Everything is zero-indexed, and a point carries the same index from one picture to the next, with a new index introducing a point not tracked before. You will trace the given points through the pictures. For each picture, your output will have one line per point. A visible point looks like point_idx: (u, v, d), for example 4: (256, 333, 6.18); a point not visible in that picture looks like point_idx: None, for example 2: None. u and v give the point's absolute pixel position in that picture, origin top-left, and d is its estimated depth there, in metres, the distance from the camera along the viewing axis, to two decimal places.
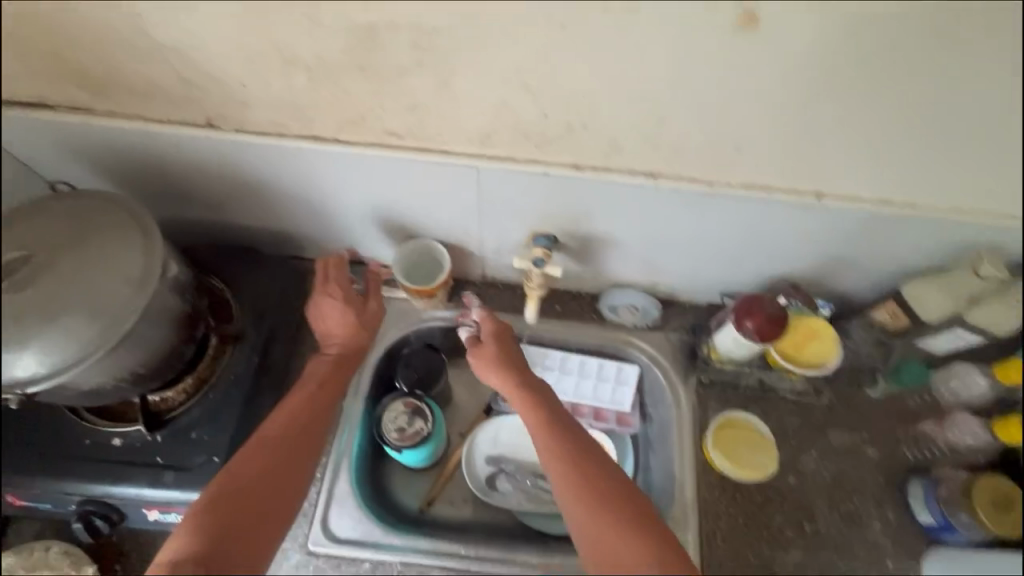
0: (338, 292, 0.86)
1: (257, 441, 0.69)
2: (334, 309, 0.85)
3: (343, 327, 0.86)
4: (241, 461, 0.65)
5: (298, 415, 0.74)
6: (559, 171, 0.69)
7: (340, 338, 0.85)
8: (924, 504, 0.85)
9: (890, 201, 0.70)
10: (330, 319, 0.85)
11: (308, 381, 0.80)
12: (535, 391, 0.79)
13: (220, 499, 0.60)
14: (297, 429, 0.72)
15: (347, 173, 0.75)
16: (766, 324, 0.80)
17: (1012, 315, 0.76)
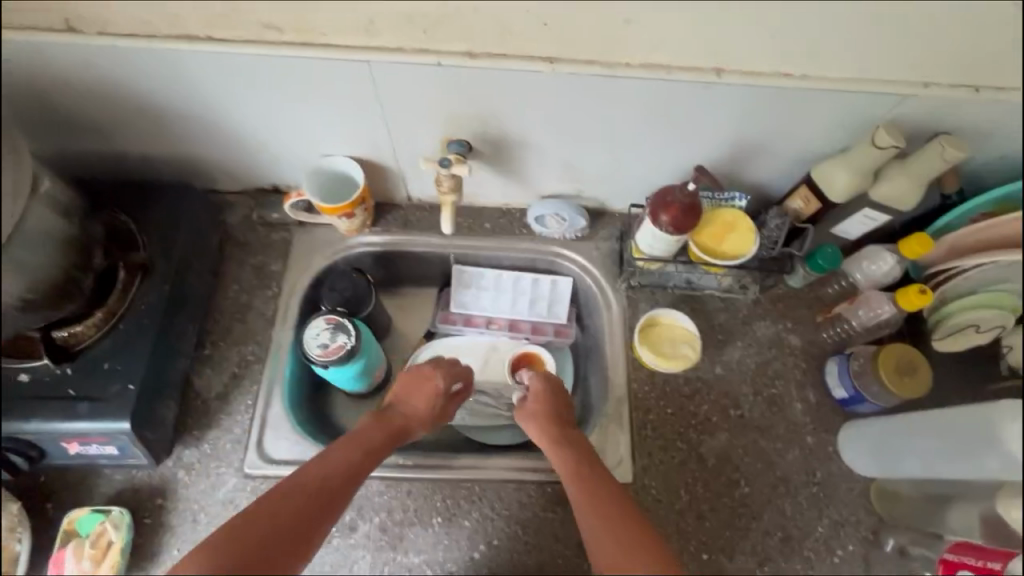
0: (421, 386, 0.86)
1: (272, 499, 0.67)
2: (427, 380, 0.86)
3: (425, 404, 0.84)
4: (293, 482, 0.68)
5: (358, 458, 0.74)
6: (452, 60, 0.68)
7: (411, 419, 0.82)
8: (838, 378, 0.90)
9: (782, 74, 0.71)
10: (416, 393, 0.85)
11: (375, 425, 0.79)
12: (568, 440, 0.81)
13: (269, 522, 0.64)
14: (335, 483, 0.70)
15: (233, 80, 0.72)
16: (681, 216, 0.80)
17: (916, 191, 0.77)
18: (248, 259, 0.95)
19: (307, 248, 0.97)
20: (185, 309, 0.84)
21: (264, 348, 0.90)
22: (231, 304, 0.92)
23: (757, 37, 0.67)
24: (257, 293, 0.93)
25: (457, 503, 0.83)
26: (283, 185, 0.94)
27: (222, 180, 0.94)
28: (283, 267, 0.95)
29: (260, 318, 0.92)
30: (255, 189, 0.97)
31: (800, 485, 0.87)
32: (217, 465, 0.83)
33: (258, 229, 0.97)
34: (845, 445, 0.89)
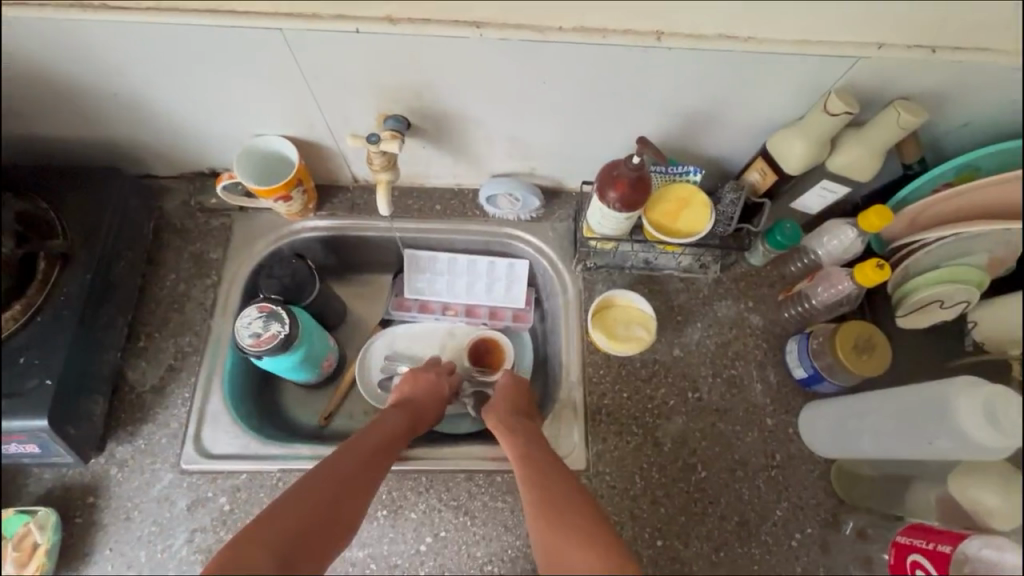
0: (430, 382, 0.85)
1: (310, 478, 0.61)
2: (429, 374, 0.86)
3: (428, 398, 0.83)
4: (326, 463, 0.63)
5: (385, 442, 0.70)
6: (372, 27, 0.63)
7: (423, 411, 0.81)
8: (798, 358, 0.86)
9: (731, 36, 0.67)
10: (421, 387, 0.84)
11: (394, 413, 0.76)
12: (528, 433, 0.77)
13: (315, 499, 0.58)
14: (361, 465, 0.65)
15: (145, 53, 0.67)
16: (630, 191, 0.76)
17: (874, 160, 0.74)
18: (186, 247, 0.91)
19: (249, 234, 0.92)
20: (111, 298, 0.80)
21: (202, 340, 0.86)
22: (167, 293, 0.88)
23: None
24: (194, 281, 0.89)
25: (403, 494, 0.81)
26: (221, 167, 0.90)
27: (155, 165, 0.89)
28: (222, 255, 0.91)
29: (198, 308, 0.88)
30: (192, 174, 0.92)
31: (758, 469, 0.85)
32: (152, 461, 0.80)
33: (196, 216, 0.92)
34: (804, 424, 0.86)
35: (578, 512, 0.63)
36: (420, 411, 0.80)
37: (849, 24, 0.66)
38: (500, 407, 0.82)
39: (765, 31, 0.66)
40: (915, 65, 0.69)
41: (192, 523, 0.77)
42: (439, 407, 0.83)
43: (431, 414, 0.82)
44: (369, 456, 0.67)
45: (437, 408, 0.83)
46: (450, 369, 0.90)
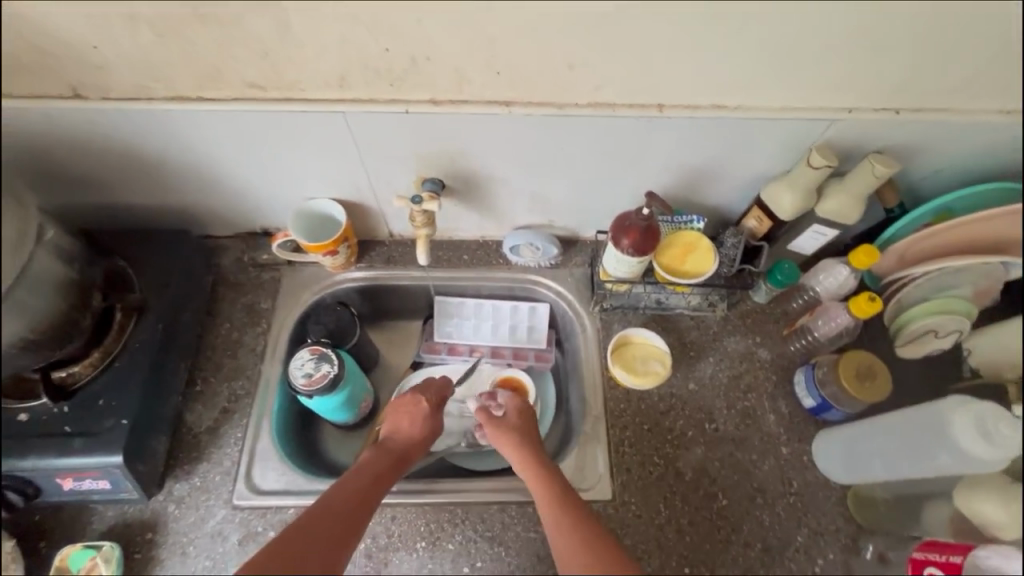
0: (415, 410, 0.90)
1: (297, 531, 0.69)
2: (417, 405, 0.90)
3: (417, 426, 0.89)
4: (317, 510, 0.71)
5: (377, 481, 0.78)
6: (418, 108, 0.74)
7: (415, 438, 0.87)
8: (806, 388, 0.92)
9: (725, 105, 0.77)
10: (407, 417, 0.89)
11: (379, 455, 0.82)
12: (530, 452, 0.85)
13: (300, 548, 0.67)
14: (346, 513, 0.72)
15: (224, 135, 0.79)
16: (641, 238, 0.86)
17: (858, 205, 0.84)
18: (240, 299, 1.00)
19: (296, 286, 1.02)
20: (178, 347, 0.89)
21: (254, 383, 0.94)
22: (222, 341, 0.97)
23: (698, 76, 0.73)
24: (247, 329, 0.98)
25: (441, 526, 0.85)
26: (273, 226, 1.01)
27: (215, 226, 1.00)
28: (272, 305, 1.00)
29: (250, 354, 0.96)
30: (246, 233, 1.03)
31: (776, 496, 0.89)
32: (207, 498, 0.85)
33: (249, 270, 1.02)
34: (817, 452, 0.91)
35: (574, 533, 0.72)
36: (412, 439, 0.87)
37: (828, 94, 0.76)
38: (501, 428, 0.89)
39: (754, 101, 0.77)
40: (885, 124, 0.79)
41: (243, 558, 0.82)
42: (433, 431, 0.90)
43: (424, 439, 0.88)
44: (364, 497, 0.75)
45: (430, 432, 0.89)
46: (443, 388, 0.95)
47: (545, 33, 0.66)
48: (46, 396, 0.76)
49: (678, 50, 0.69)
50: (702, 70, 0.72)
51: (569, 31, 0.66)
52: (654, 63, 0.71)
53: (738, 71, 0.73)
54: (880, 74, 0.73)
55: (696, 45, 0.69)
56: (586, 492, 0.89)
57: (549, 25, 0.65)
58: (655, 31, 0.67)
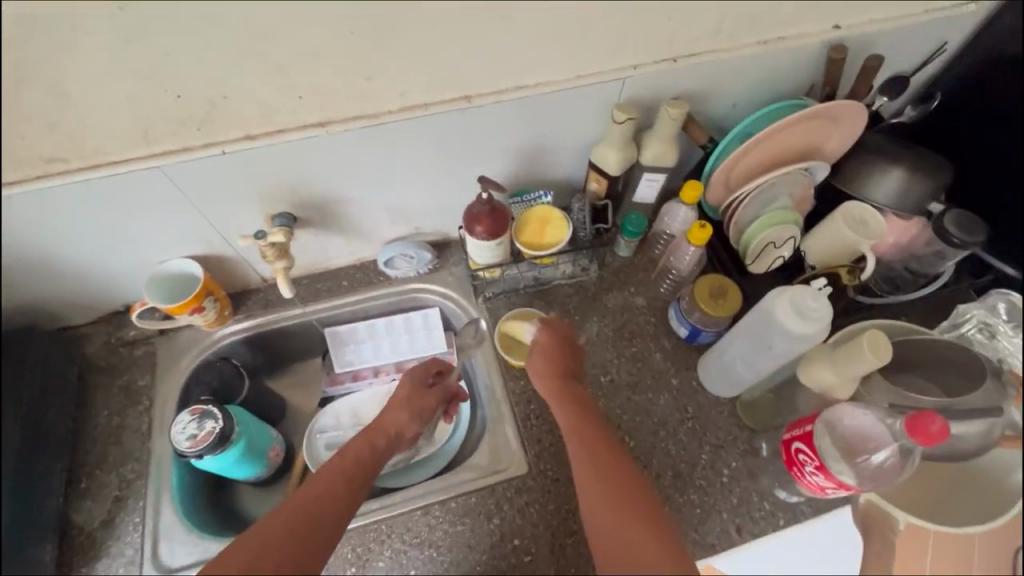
0: (416, 384, 0.92)
1: (301, 495, 0.67)
2: (415, 380, 0.92)
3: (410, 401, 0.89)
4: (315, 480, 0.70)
5: (363, 457, 0.77)
6: (235, 146, 0.75)
7: (407, 412, 0.87)
8: (678, 320, 0.99)
9: (526, 85, 0.84)
10: (403, 394, 0.90)
11: (376, 433, 0.83)
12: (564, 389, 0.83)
13: (299, 507, 0.65)
14: (348, 481, 0.71)
15: (40, 217, 0.76)
16: (492, 221, 0.91)
17: (670, 148, 0.93)
18: (114, 384, 0.96)
19: (173, 355, 0.99)
20: (45, 449, 0.84)
21: (145, 463, 0.90)
22: (102, 430, 0.92)
23: (493, 63, 0.79)
24: (128, 411, 0.94)
25: (368, 547, 0.85)
26: (134, 300, 0.97)
27: (71, 314, 0.96)
28: (152, 379, 0.97)
29: (135, 435, 0.92)
30: (108, 314, 0.99)
31: (677, 424, 0.96)
32: None
33: (119, 351, 0.98)
34: (702, 374, 0.98)
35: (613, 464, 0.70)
36: (404, 411, 0.87)
37: (614, 57, 0.85)
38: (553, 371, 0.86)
39: (554, 76, 0.85)
40: (670, 74, 0.89)
41: None
42: (425, 406, 0.90)
43: (419, 413, 0.89)
44: (354, 472, 0.73)
45: (424, 406, 0.90)
46: (436, 363, 0.97)
47: (331, 49, 0.69)
48: None
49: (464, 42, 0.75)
50: (495, 56, 0.78)
51: (353, 44, 0.70)
52: (448, 59, 0.76)
53: (527, 52, 0.79)
54: (648, 31, 0.82)
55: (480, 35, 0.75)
56: (503, 471, 0.91)
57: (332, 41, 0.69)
58: (437, 27, 0.72)
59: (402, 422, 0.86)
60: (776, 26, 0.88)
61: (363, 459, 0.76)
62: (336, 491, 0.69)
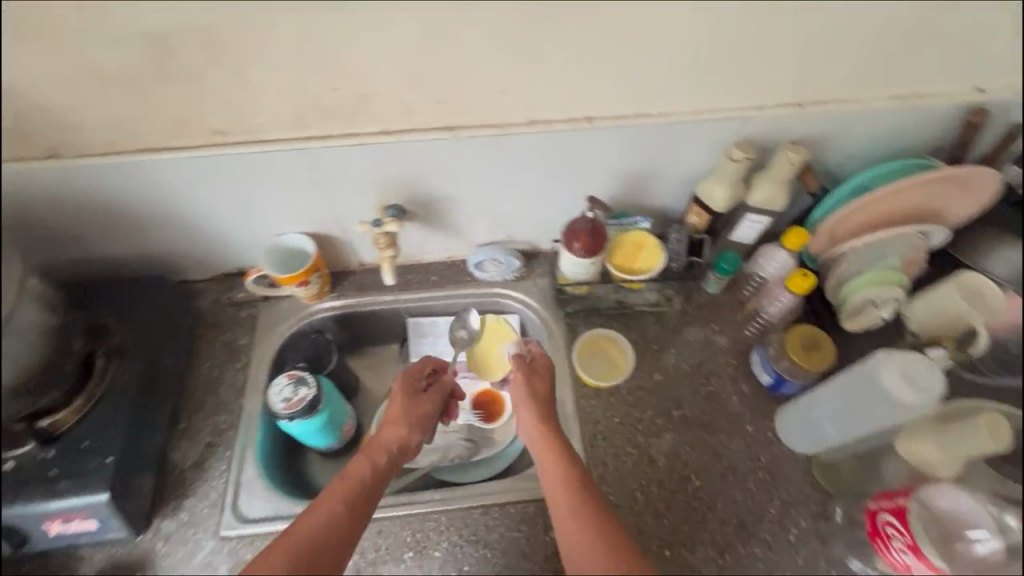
0: (412, 394, 0.94)
1: (304, 524, 0.72)
2: (410, 389, 0.94)
3: (407, 412, 0.92)
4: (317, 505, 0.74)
5: (367, 479, 0.80)
6: (371, 139, 0.81)
7: (406, 425, 0.90)
8: (761, 366, 0.98)
9: (648, 113, 0.85)
10: (399, 403, 0.92)
11: (374, 447, 0.86)
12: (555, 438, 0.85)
13: (301, 537, 0.70)
14: (350, 503, 0.76)
15: (192, 181, 0.85)
16: (591, 241, 0.93)
17: (781, 192, 0.92)
18: (218, 339, 1.04)
19: (272, 321, 1.06)
20: (159, 388, 0.92)
21: (236, 416, 0.97)
22: (203, 379, 1.00)
23: (620, 90, 0.81)
24: (227, 365, 1.02)
25: (427, 535, 0.88)
26: (248, 265, 1.06)
27: (192, 270, 1.05)
28: (251, 340, 1.04)
29: (231, 388, 0.99)
30: (222, 275, 1.08)
31: (747, 472, 0.93)
32: (194, 532, 0.87)
33: (226, 310, 1.06)
34: (780, 426, 0.96)
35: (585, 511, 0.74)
36: (401, 424, 0.90)
37: (740, 96, 0.85)
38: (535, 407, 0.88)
39: (675, 108, 0.86)
40: (793, 118, 0.88)
41: None
42: (425, 415, 0.93)
43: (416, 423, 0.91)
44: (356, 497, 0.77)
45: (422, 415, 0.93)
46: (425, 365, 0.98)
47: (476, 60, 0.74)
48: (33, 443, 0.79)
49: (599, 66, 0.77)
50: (624, 83, 0.80)
51: (497, 58, 0.74)
52: (580, 80, 0.79)
53: (655, 82, 0.81)
54: (781, 75, 0.82)
55: (615, 62, 0.77)
56: None
57: (479, 53, 0.73)
58: (577, 50, 0.75)
59: (401, 436, 0.88)
60: (918, 81, 0.85)
61: (368, 482, 0.80)
62: (337, 517, 0.73)
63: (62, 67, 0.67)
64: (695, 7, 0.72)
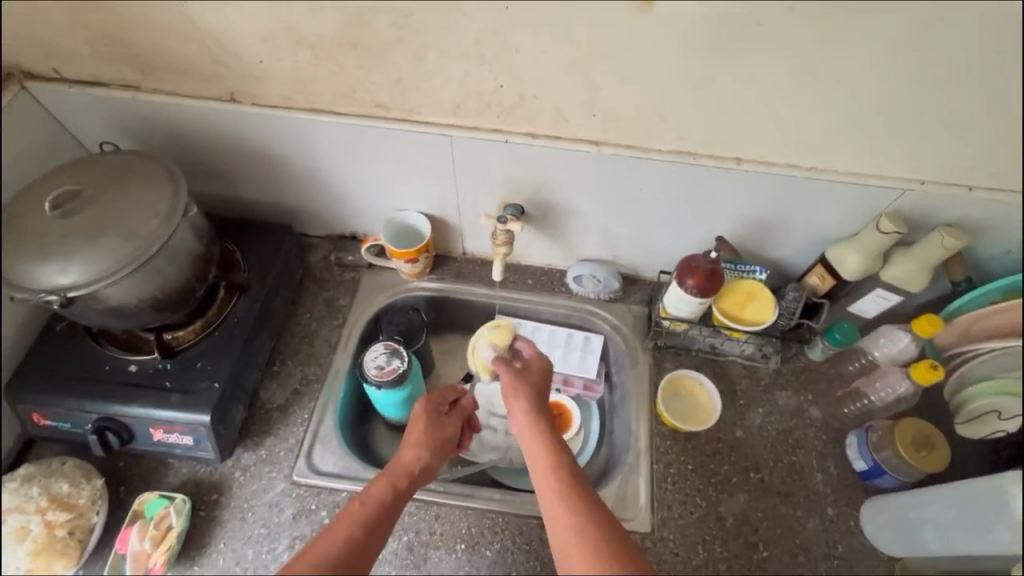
0: (434, 414, 0.88)
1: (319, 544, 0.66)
2: (432, 409, 0.89)
3: (428, 432, 0.86)
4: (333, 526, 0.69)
5: (386, 501, 0.74)
6: (517, 139, 0.83)
7: (429, 448, 0.83)
8: (858, 451, 0.92)
9: (799, 165, 0.82)
10: (417, 423, 0.87)
11: (393, 465, 0.81)
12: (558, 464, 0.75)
13: (317, 558, 0.64)
14: (368, 528, 0.70)
15: (341, 145, 0.89)
16: (706, 280, 0.90)
17: (923, 274, 0.86)
18: (321, 294, 1.09)
19: (372, 288, 1.10)
20: (268, 328, 0.98)
21: (325, 371, 1.02)
22: (301, 329, 1.05)
23: (777, 137, 0.79)
24: (325, 321, 1.07)
25: (481, 532, 0.88)
26: (362, 231, 1.11)
27: (312, 225, 1.11)
28: (351, 302, 1.09)
29: (325, 344, 1.04)
30: (337, 235, 1.13)
31: (819, 557, 0.88)
32: (269, 470, 0.92)
33: (334, 269, 1.12)
34: (865, 519, 0.90)
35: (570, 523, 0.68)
36: (421, 443, 0.84)
37: (903, 166, 0.80)
38: (522, 408, 0.83)
39: (828, 165, 0.82)
40: (957, 200, 0.82)
41: (295, 532, 0.87)
42: (446, 442, 0.87)
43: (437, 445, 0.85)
44: (373, 521, 0.71)
45: (445, 439, 0.87)
46: (449, 393, 0.93)
47: (642, 82, 0.74)
48: (156, 351, 0.87)
49: (764, 109, 0.75)
50: (783, 131, 0.78)
51: (665, 84, 0.74)
52: (739, 120, 0.77)
53: (817, 137, 0.78)
54: (958, 154, 0.77)
55: (780, 110, 0.75)
56: (624, 521, 0.90)
57: (648, 77, 0.73)
58: (746, 91, 0.73)
59: (420, 457, 0.82)
60: None
61: (386, 505, 0.74)
62: (356, 545, 0.67)
63: (267, 24, 0.72)
64: (888, 69, 0.68)
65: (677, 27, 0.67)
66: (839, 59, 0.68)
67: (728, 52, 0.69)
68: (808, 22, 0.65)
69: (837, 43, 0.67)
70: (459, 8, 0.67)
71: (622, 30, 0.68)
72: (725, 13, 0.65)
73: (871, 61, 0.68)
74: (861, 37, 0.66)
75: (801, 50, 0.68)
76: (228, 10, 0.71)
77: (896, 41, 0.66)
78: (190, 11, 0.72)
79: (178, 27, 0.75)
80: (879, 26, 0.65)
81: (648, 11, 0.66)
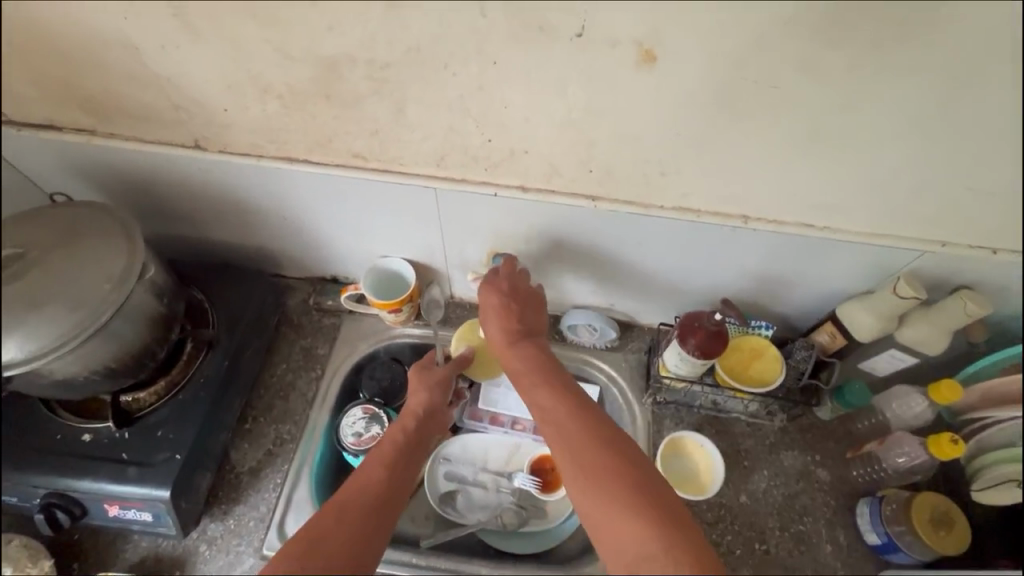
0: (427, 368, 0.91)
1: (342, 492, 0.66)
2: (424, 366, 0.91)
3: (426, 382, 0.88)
4: (357, 475, 0.69)
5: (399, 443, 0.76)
6: (507, 192, 0.76)
7: (426, 389, 0.86)
8: (869, 522, 0.87)
9: (809, 224, 0.76)
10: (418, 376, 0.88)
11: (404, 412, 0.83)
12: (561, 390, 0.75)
13: (352, 499, 0.65)
14: (383, 474, 0.70)
15: (317, 193, 0.82)
16: (708, 340, 0.84)
17: (944, 339, 0.79)
18: (298, 342, 1.02)
19: (353, 336, 1.03)
20: (239, 384, 0.91)
21: (300, 429, 0.94)
22: (276, 381, 0.98)
23: (787, 196, 0.73)
24: (302, 373, 0.99)
25: None
26: (343, 275, 1.04)
27: (289, 268, 1.04)
28: (330, 350, 1.02)
29: (301, 399, 0.97)
30: (316, 277, 1.06)
31: None
32: (238, 543, 0.85)
33: (313, 314, 1.05)
34: None
35: (586, 464, 0.64)
36: (422, 389, 0.87)
37: (922, 229, 0.74)
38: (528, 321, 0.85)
39: (843, 224, 0.76)
40: (979, 264, 0.75)
41: None
42: (447, 379, 0.90)
43: (439, 386, 0.88)
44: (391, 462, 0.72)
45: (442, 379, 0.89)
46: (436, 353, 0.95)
47: (643, 138, 0.67)
48: (112, 420, 0.79)
49: (775, 167, 0.69)
50: (794, 190, 0.72)
51: (669, 142, 0.68)
52: (747, 177, 0.71)
53: (832, 197, 0.72)
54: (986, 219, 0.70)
55: (794, 169, 0.69)
56: None
57: (650, 133, 0.67)
58: (755, 152, 0.68)
59: (424, 400, 0.85)
60: None
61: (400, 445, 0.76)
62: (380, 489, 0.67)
63: (229, 72, 0.65)
64: (911, 133, 0.62)
65: (680, 88, 0.62)
66: (860, 120, 0.62)
67: (735, 114, 0.63)
68: (826, 83, 0.59)
69: (858, 106, 0.61)
70: (441, 62, 0.61)
71: (622, 87, 0.62)
72: (734, 73, 0.60)
73: (895, 127, 0.62)
74: (883, 101, 0.60)
75: (818, 111, 0.62)
76: (186, 57, 0.64)
77: (922, 107, 0.60)
78: (146, 58, 0.65)
79: (133, 73, 0.68)
80: (905, 92, 0.59)
81: (651, 68, 0.60)
